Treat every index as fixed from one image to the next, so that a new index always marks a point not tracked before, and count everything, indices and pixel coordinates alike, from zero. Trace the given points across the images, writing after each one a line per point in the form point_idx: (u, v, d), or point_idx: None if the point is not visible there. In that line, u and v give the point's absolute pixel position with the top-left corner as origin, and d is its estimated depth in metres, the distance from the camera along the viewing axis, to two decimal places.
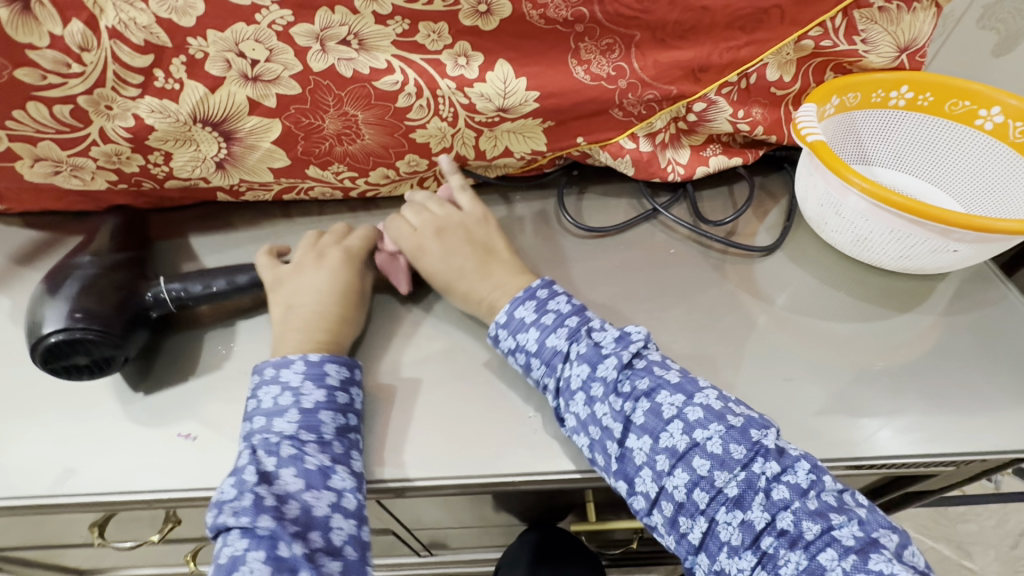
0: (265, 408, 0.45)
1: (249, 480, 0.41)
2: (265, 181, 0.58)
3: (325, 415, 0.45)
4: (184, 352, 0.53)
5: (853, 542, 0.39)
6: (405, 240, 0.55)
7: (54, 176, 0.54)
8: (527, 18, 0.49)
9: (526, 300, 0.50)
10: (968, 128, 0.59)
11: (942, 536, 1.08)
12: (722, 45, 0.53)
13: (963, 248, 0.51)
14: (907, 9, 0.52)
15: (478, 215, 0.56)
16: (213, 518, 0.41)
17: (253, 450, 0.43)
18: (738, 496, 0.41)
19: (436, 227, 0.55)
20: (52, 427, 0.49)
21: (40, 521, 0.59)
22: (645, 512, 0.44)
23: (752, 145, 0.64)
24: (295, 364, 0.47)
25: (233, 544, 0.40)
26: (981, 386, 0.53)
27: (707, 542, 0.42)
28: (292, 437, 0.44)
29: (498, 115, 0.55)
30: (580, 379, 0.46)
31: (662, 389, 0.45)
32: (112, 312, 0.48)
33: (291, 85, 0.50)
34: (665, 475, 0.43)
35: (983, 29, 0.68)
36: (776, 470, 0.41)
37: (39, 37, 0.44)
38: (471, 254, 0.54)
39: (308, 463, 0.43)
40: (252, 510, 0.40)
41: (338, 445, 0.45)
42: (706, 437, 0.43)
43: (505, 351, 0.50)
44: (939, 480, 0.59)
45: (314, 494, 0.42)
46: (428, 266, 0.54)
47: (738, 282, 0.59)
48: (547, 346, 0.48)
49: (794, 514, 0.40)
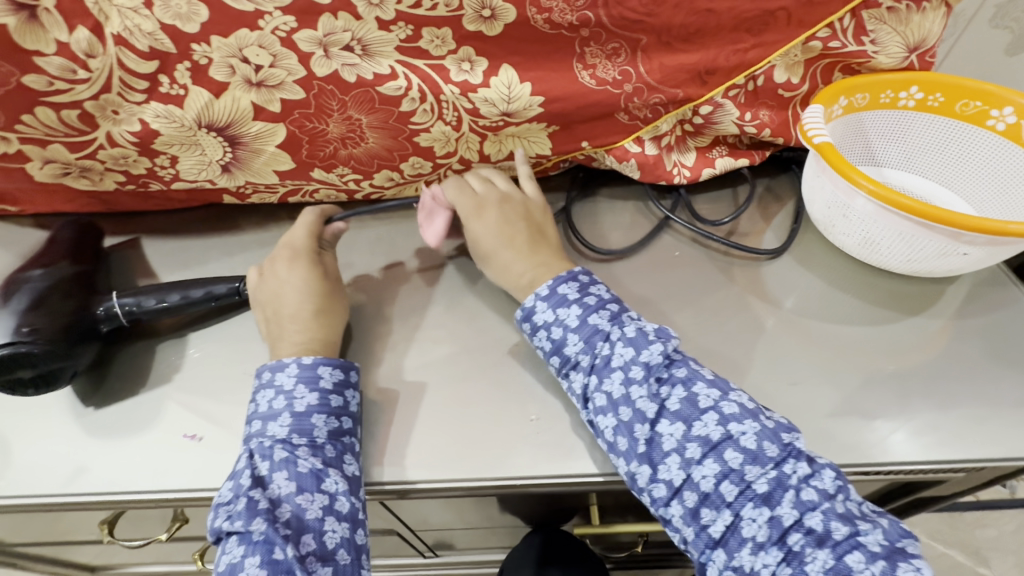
0: (262, 412, 0.46)
1: (244, 484, 0.42)
2: (271, 183, 0.58)
3: (318, 419, 0.45)
4: (143, 362, 0.53)
5: (879, 549, 0.38)
6: (463, 202, 0.55)
7: (63, 176, 0.55)
8: (532, 22, 0.49)
9: (570, 280, 0.50)
10: (979, 129, 0.58)
11: (956, 542, 1.06)
12: (729, 48, 0.52)
13: (973, 251, 0.50)
14: (916, 9, 0.51)
15: (540, 203, 0.57)
16: (210, 523, 0.42)
17: (250, 455, 0.44)
18: (768, 492, 0.41)
19: (496, 198, 0.55)
20: (61, 425, 0.50)
21: (50, 518, 0.60)
22: (663, 502, 0.43)
23: (759, 145, 0.63)
24: (289, 367, 0.47)
25: (232, 551, 0.40)
26: (995, 392, 0.52)
27: (727, 537, 0.41)
28: (285, 441, 0.44)
29: (502, 120, 0.55)
30: (621, 359, 0.46)
31: (698, 381, 0.45)
32: (63, 326, 0.48)
33: (295, 90, 0.51)
34: (694, 463, 0.42)
35: (996, 28, 0.67)
36: (806, 471, 0.41)
37: (46, 45, 0.45)
38: (525, 230, 0.54)
39: (301, 467, 0.43)
40: (245, 513, 0.41)
41: (330, 448, 0.45)
42: (740, 430, 0.42)
43: (539, 324, 0.49)
44: (950, 486, 0.58)
45: (306, 497, 0.42)
46: (479, 229, 0.54)
47: (745, 285, 0.59)
48: (588, 324, 0.48)
49: (823, 514, 0.39)
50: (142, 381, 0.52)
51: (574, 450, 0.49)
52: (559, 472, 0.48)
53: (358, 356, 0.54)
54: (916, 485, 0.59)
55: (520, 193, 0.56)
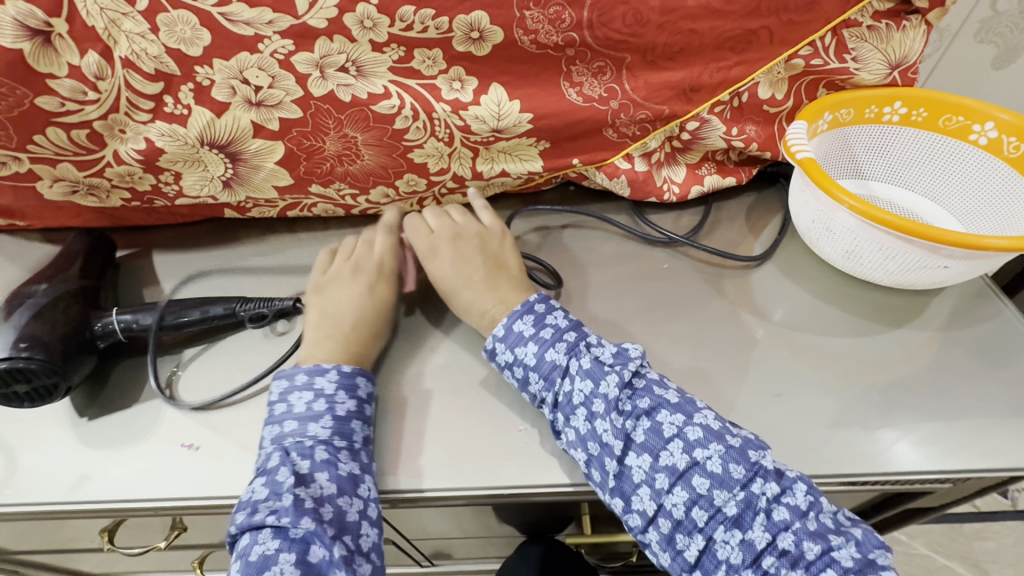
0: (298, 413, 0.46)
1: (285, 481, 0.42)
2: (270, 198, 0.60)
3: (357, 425, 0.47)
4: (139, 376, 0.55)
5: (852, 563, 0.40)
6: (420, 241, 0.57)
7: (72, 194, 0.57)
8: (519, 43, 0.51)
9: (525, 314, 0.51)
10: (962, 144, 0.59)
11: (958, 554, 1.06)
12: (713, 66, 0.54)
13: (953, 264, 0.51)
14: (896, 27, 0.53)
15: (497, 231, 0.58)
16: (244, 517, 0.41)
17: (285, 453, 0.44)
18: (738, 515, 0.41)
19: (452, 233, 0.57)
20: (63, 436, 0.51)
21: (54, 524, 0.61)
22: (640, 530, 0.44)
23: (746, 163, 0.65)
24: (329, 372, 0.48)
25: (266, 543, 0.40)
26: (979, 403, 0.53)
27: (702, 560, 0.42)
28: (326, 442, 0.45)
29: (493, 135, 0.56)
30: (582, 395, 0.47)
31: (662, 408, 0.46)
32: (60, 340, 0.49)
33: (292, 109, 0.53)
34: (665, 493, 0.43)
35: (981, 42, 0.69)
36: (776, 491, 0.42)
37: (58, 68, 0.47)
38: (481, 265, 0.55)
39: (342, 469, 0.44)
40: (292, 510, 0.41)
41: (365, 454, 0.46)
42: (706, 456, 0.43)
43: (502, 364, 0.51)
44: (938, 497, 0.59)
45: (346, 499, 0.43)
46: (437, 270, 0.56)
47: (735, 298, 0.60)
48: (546, 361, 0.49)
49: (795, 535, 0.41)
50: (142, 393, 0.54)
51: (552, 463, 0.50)
52: (549, 482, 0.49)
53: None
54: (906, 495, 0.59)
55: (477, 223, 0.58)
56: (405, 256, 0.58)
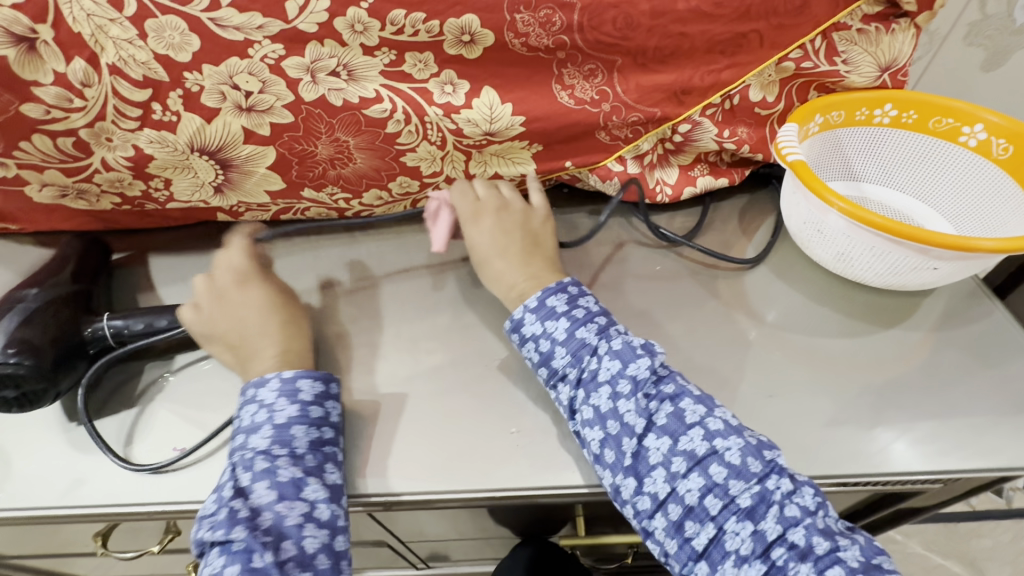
0: (243, 425, 0.47)
1: (225, 495, 0.43)
2: (263, 202, 0.60)
3: (297, 430, 0.46)
4: (129, 381, 0.55)
5: (858, 564, 0.40)
6: (465, 206, 0.57)
7: (62, 199, 0.57)
8: (510, 47, 0.51)
9: (558, 291, 0.51)
10: (952, 145, 0.60)
11: (953, 553, 1.06)
12: (703, 69, 0.54)
13: (943, 265, 0.52)
14: (885, 30, 0.54)
15: (542, 212, 0.59)
16: (195, 533, 0.43)
17: (232, 467, 0.45)
18: (751, 507, 0.42)
19: (497, 206, 0.57)
20: (52, 441, 0.51)
21: (47, 529, 0.61)
22: (647, 514, 0.44)
23: (739, 164, 0.65)
24: (271, 382, 0.48)
25: (213, 561, 0.41)
26: (970, 404, 0.53)
27: (710, 549, 0.42)
28: (266, 451, 0.45)
29: (485, 138, 0.56)
30: (608, 374, 0.47)
31: (685, 397, 0.46)
32: (50, 346, 0.49)
33: (284, 114, 0.53)
34: (680, 477, 0.43)
35: (971, 45, 0.70)
36: (789, 488, 0.42)
37: (43, 75, 0.47)
38: (520, 240, 0.56)
39: (281, 476, 0.44)
40: (227, 523, 0.41)
41: (310, 458, 0.46)
42: (725, 446, 0.44)
43: (527, 336, 0.50)
44: (930, 497, 0.59)
45: (286, 505, 0.43)
46: (476, 237, 0.56)
47: (728, 300, 0.60)
48: (576, 338, 0.49)
49: (805, 530, 0.41)
50: (133, 397, 0.54)
51: (563, 462, 0.50)
52: (543, 484, 0.49)
53: (350, 368, 0.55)
54: (898, 496, 0.59)
55: (523, 201, 0.59)
56: (445, 218, 0.59)
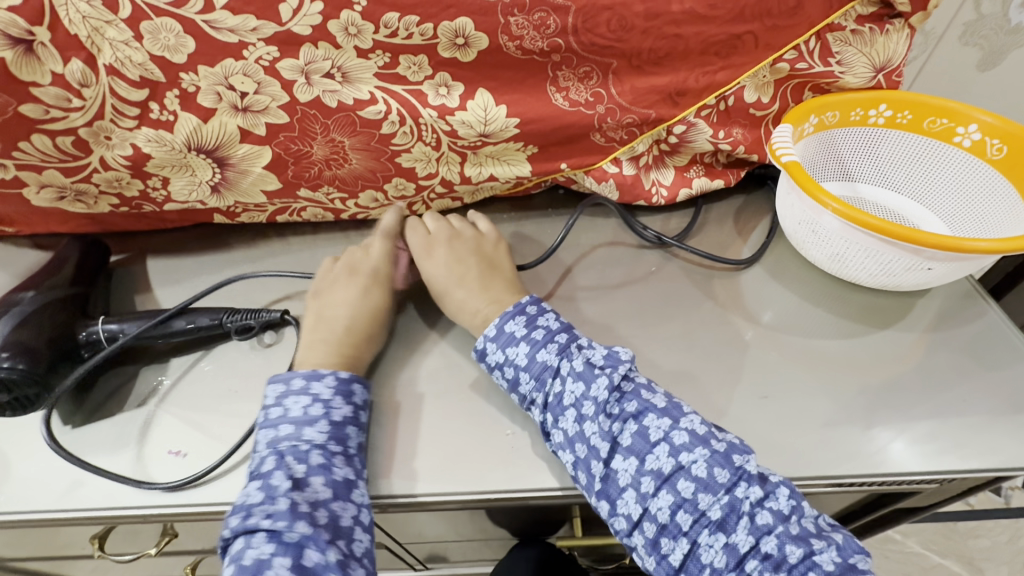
0: (293, 417, 0.46)
1: (281, 485, 0.42)
2: (259, 203, 0.60)
3: (352, 431, 0.47)
4: (125, 384, 0.55)
5: (833, 567, 0.40)
6: (417, 240, 0.58)
7: (59, 201, 0.57)
8: (505, 49, 0.51)
9: (516, 314, 0.51)
10: (946, 146, 0.60)
11: (951, 552, 1.06)
12: (698, 70, 0.54)
13: (937, 266, 0.52)
14: (880, 31, 0.54)
15: (493, 237, 0.60)
16: (238, 521, 0.41)
17: (280, 457, 0.44)
18: (722, 519, 0.42)
19: (448, 236, 0.58)
20: (48, 444, 0.51)
21: (46, 532, 0.61)
22: (625, 533, 0.44)
23: (734, 165, 0.65)
24: (325, 378, 0.48)
25: (259, 547, 0.40)
26: (964, 404, 0.53)
27: (687, 563, 0.42)
28: (322, 446, 0.45)
29: (480, 140, 0.56)
30: (573, 396, 0.47)
31: (649, 412, 0.46)
32: (43, 349, 0.49)
33: (279, 115, 0.53)
34: (650, 496, 0.43)
35: (966, 45, 0.70)
36: (759, 495, 0.42)
37: (41, 76, 0.47)
38: (476, 265, 0.56)
39: (337, 474, 0.44)
40: (288, 514, 0.41)
41: (359, 460, 0.47)
42: (691, 459, 0.43)
43: (492, 364, 0.51)
44: (926, 497, 0.59)
45: (340, 504, 0.43)
46: (430, 269, 0.56)
47: (724, 301, 0.60)
48: (537, 361, 0.49)
49: (778, 539, 0.41)
50: (128, 400, 0.54)
51: (555, 465, 0.50)
52: (536, 486, 0.49)
53: None
54: (895, 496, 0.59)
55: (472, 229, 0.60)
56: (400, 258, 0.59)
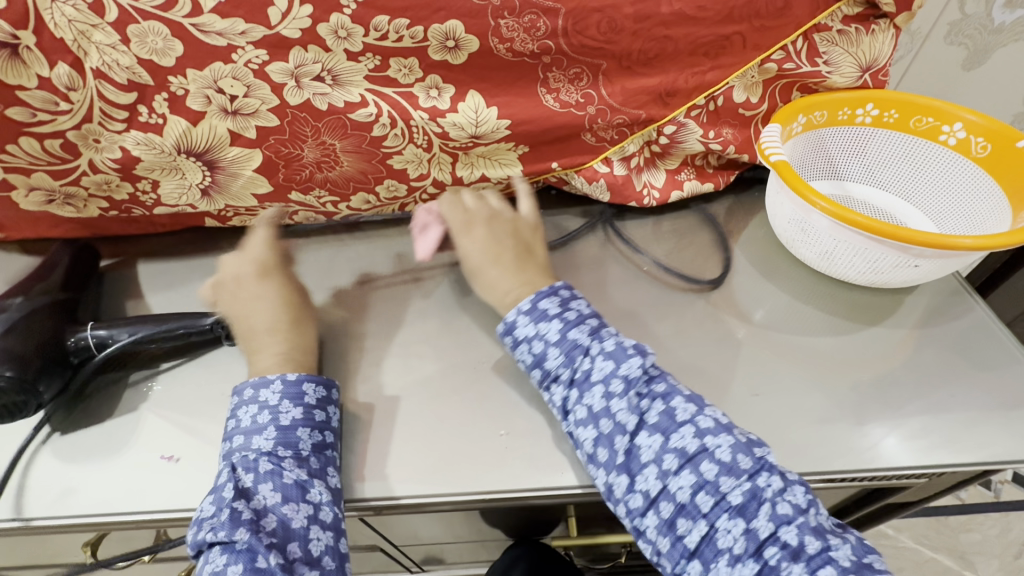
0: (244, 427, 0.47)
1: (226, 496, 0.42)
2: (250, 206, 0.60)
3: (301, 432, 0.46)
4: (114, 391, 0.54)
5: (849, 563, 0.40)
6: (455, 216, 0.57)
7: (48, 205, 0.57)
8: (495, 51, 0.51)
9: (551, 294, 0.52)
10: (932, 144, 0.61)
11: (943, 547, 1.07)
12: (688, 70, 0.55)
13: (924, 262, 0.52)
14: (865, 31, 0.54)
15: (531, 221, 0.59)
16: (193, 536, 0.42)
17: (231, 469, 0.44)
18: (742, 504, 0.42)
19: (487, 215, 0.57)
20: (36, 453, 0.51)
21: (39, 539, 0.60)
22: (639, 513, 0.44)
23: (725, 168, 0.65)
24: (273, 384, 0.48)
25: (214, 560, 0.40)
26: (953, 400, 0.54)
27: (702, 547, 0.42)
28: (270, 453, 0.45)
29: (471, 142, 0.57)
30: (602, 373, 0.47)
31: (676, 396, 0.47)
32: (30, 356, 0.48)
33: (269, 118, 0.53)
34: (671, 474, 0.43)
35: (951, 44, 0.71)
36: (779, 485, 0.42)
37: (28, 79, 0.47)
38: (512, 248, 0.56)
39: (286, 478, 0.44)
40: (229, 524, 0.41)
41: (315, 460, 0.46)
42: (715, 444, 0.44)
43: (520, 338, 0.51)
44: (916, 492, 0.60)
45: (291, 507, 0.43)
46: (467, 245, 0.56)
47: (716, 299, 0.61)
48: (568, 338, 0.49)
49: (798, 529, 0.41)
50: (119, 406, 0.53)
51: (552, 465, 0.50)
52: (535, 485, 0.49)
53: (342, 372, 0.55)
54: (886, 492, 0.60)
55: (512, 211, 0.59)
56: (435, 232, 0.59)
